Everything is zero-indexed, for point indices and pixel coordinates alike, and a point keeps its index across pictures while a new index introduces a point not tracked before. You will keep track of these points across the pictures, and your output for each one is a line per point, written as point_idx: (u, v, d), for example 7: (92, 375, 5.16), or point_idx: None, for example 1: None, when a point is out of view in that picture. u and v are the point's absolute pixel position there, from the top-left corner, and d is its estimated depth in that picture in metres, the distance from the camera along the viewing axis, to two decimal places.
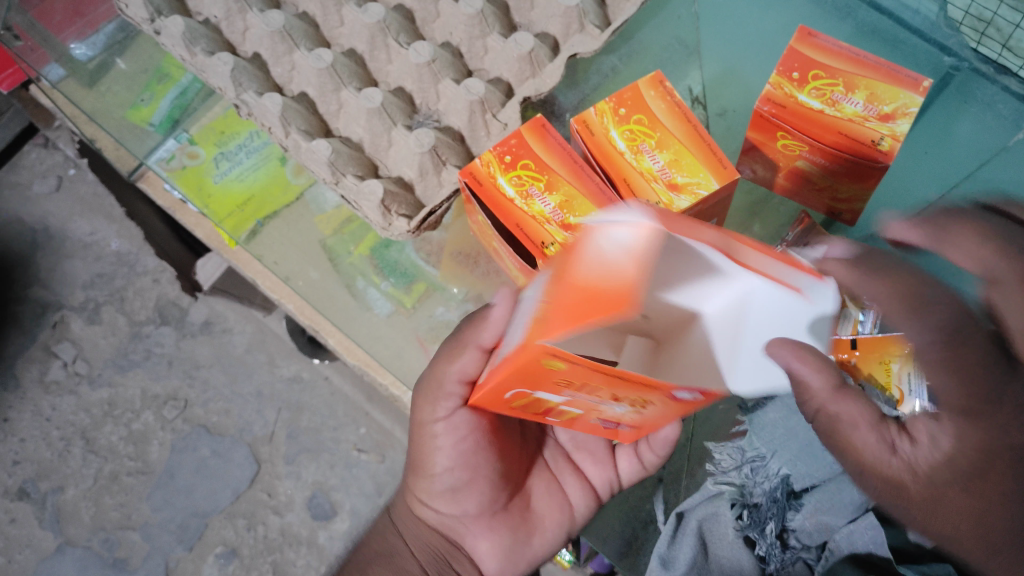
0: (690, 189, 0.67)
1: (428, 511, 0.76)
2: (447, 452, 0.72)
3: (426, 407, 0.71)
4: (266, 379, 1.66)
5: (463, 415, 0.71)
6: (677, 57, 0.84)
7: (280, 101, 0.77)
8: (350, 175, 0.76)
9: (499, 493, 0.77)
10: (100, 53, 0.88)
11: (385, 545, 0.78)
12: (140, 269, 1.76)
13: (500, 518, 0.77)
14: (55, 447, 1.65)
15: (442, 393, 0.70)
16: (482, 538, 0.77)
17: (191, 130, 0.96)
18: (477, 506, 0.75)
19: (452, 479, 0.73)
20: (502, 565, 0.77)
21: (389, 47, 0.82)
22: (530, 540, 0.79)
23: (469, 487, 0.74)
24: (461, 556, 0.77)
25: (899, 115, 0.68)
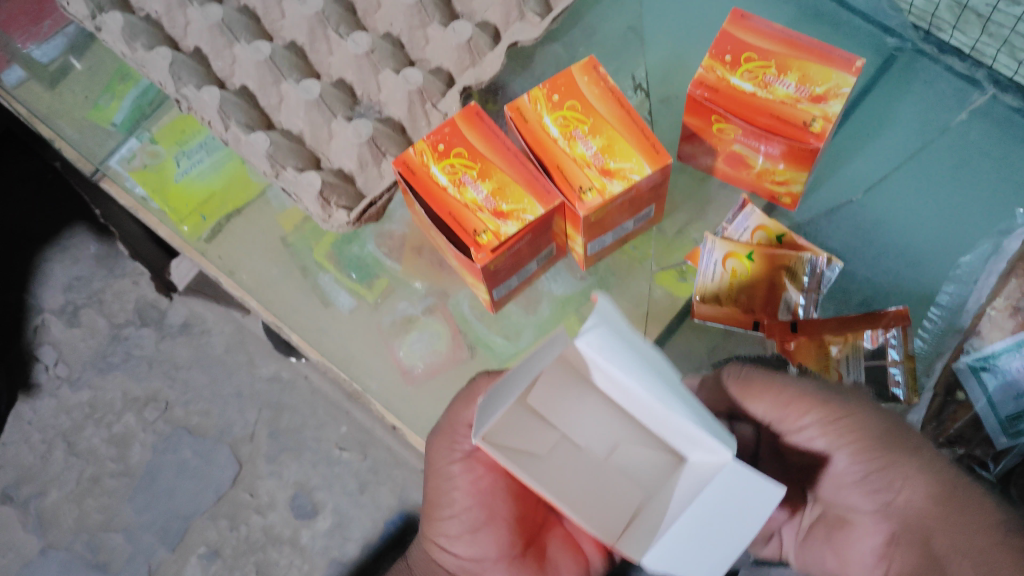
0: (623, 174, 0.68)
1: (448, 558, 0.72)
2: (467, 490, 0.71)
3: (441, 452, 0.72)
4: (245, 380, 1.64)
5: (478, 453, 0.71)
6: (627, 45, 0.83)
7: (218, 94, 0.77)
8: (290, 167, 0.76)
9: (517, 537, 0.70)
10: (59, 55, 0.96)
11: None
12: (119, 272, 1.74)
13: (523, 562, 0.70)
14: (38, 450, 1.65)
15: (455, 436, 0.71)
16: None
17: (152, 130, 0.95)
18: (496, 552, 0.70)
19: (467, 517, 0.71)
20: None
21: (329, 39, 0.81)
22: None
23: (484, 529, 0.70)
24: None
25: (832, 95, 0.67)
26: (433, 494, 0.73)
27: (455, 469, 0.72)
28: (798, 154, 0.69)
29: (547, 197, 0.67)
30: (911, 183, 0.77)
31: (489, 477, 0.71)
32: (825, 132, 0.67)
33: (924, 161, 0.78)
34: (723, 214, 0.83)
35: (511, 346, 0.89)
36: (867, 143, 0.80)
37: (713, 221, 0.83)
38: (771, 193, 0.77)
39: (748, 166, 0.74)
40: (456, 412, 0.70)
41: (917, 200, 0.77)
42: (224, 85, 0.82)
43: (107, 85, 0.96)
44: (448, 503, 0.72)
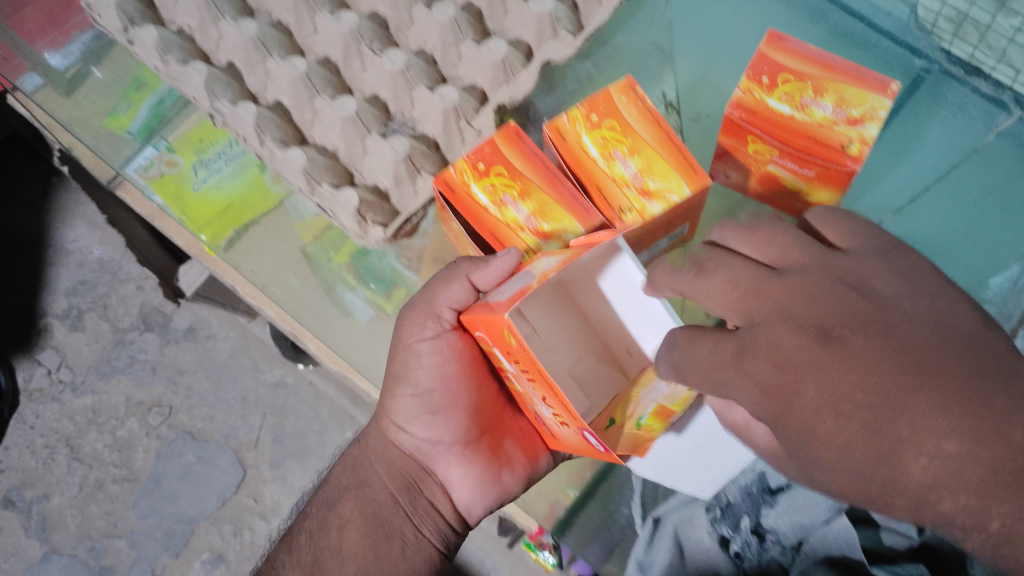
0: (662, 195, 0.69)
1: (405, 438, 0.78)
2: (431, 371, 0.74)
3: (412, 328, 0.73)
4: (250, 385, 1.65)
5: (448, 338, 0.73)
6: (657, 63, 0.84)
7: (254, 111, 0.78)
8: (326, 183, 0.77)
9: (471, 426, 0.77)
10: (75, 62, 0.92)
11: (357, 470, 0.80)
12: (124, 277, 1.74)
13: (474, 450, 0.78)
14: (40, 455, 1.63)
15: (430, 314, 0.72)
16: (453, 466, 0.78)
17: (168, 137, 0.93)
18: (451, 438, 0.77)
19: (429, 402, 0.75)
20: (472, 494, 0.79)
21: (363, 55, 0.82)
22: (501, 475, 0.78)
23: (443, 415, 0.76)
24: (433, 484, 0.80)
25: (868, 118, 0.68)
26: (394, 369, 0.76)
27: (424, 350, 0.73)
28: (836, 175, 0.70)
29: (586, 217, 0.68)
30: (942, 203, 0.79)
31: (452, 364, 0.74)
32: (863, 155, 0.68)
33: (953, 181, 0.79)
34: None
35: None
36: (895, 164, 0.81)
37: None
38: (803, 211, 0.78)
39: (782, 185, 0.75)
40: (438, 292, 0.71)
41: (948, 220, 0.78)
42: (258, 99, 0.82)
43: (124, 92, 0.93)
44: (413, 383, 0.75)
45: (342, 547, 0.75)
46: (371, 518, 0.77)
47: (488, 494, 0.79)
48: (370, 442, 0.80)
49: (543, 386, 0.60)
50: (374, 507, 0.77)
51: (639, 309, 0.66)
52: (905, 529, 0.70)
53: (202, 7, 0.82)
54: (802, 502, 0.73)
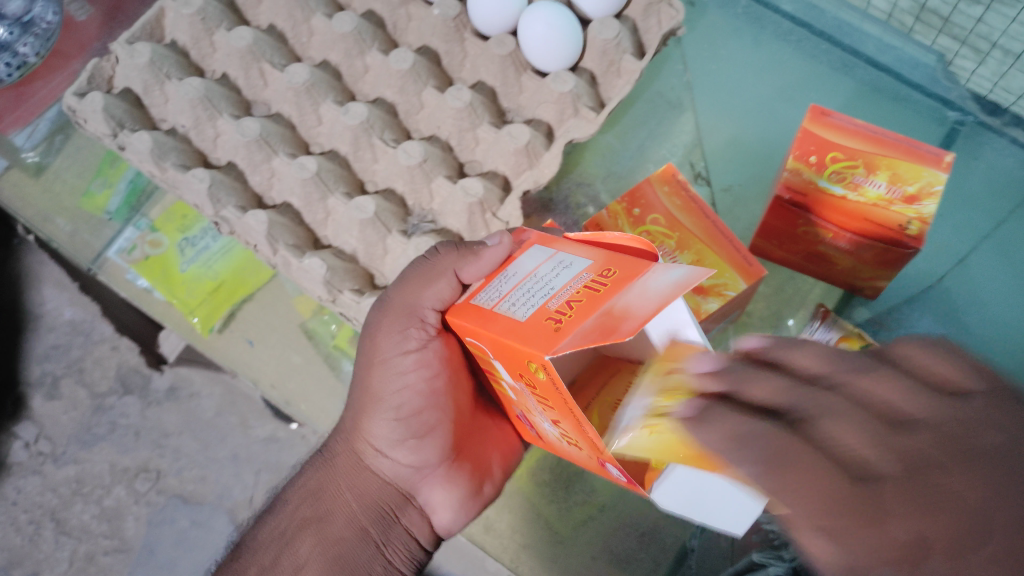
0: (717, 291, 0.64)
1: (384, 463, 0.70)
2: (414, 390, 0.65)
3: (392, 339, 0.64)
4: (240, 441, 1.54)
5: (434, 349, 0.64)
6: (667, 115, 0.82)
7: (264, 218, 0.72)
8: (347, 290, 0.72)
9: (455, 444, 0.69)
10: (41, 141, 0.94)
11: (319, 498, 0.71)
12: (97, 337, 1.65)
13: (458, 467, 0.71)
14: (25, 532, 1.58)
15: (413, 321, 0.63)
16: (437, 487, 0.71)
17: (151, 216, 0.96)
18: (435, 460, 0.69)
19: (416, 424, 0.66)
20: (455, 516, 0.72)
21: (374, 146, 0.77)
22: (483, 488, 0.72)
23: (429, 436, 0.67)
24: (410, 505, 0.72)
25: (925, 195, 0.64)
26: (373, 387, 0.66)
27: (405, 364, 0.64)
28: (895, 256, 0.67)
29: None
30: (991, 264, 0.76)
31: (441, 377, 0.65)
32: (924, 235, 0.64)
33: (1000, 239, 0.76)
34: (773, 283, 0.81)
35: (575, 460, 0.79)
36: (940, 224, 0.78)
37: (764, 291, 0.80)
38: (851, 283, 0.74)
39: (832, 262, 0.72)
40: (419, 293, 0.62)
41: (1002, 282, 0.75)
42: (264, 200, 0.78)
43: (97, 170, 0.95)
44: (395, 405, 0.66)
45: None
46: (334, 559, 0.68)
47: (469, 512, 0.72)
48: (337, 463, 0.71)
49: (566, 420, 0.47)
50: (340, 548, 0.69)
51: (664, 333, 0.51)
52: None
53: (197, 107, 0.76)
54: None
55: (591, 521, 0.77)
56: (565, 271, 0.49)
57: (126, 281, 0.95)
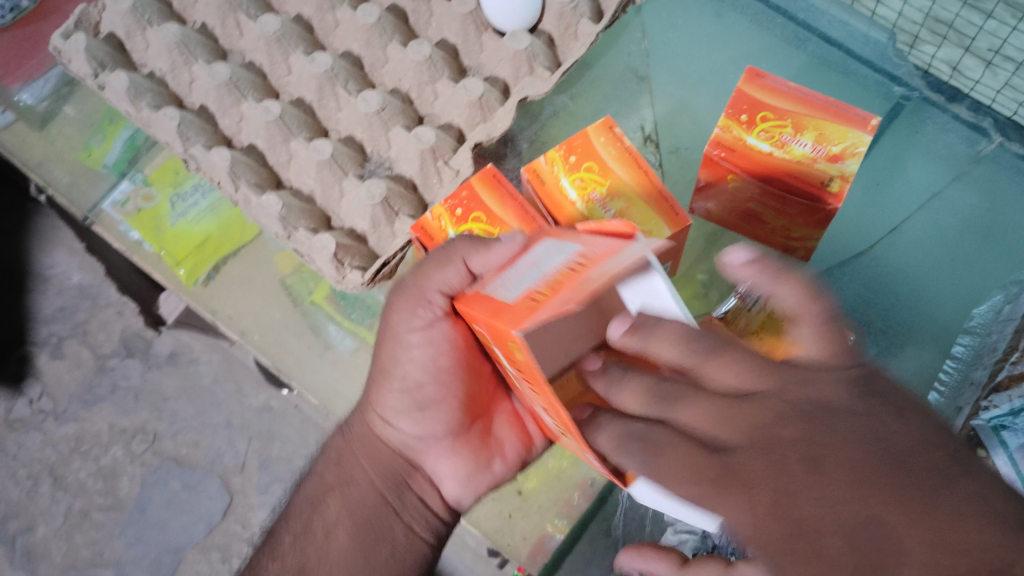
0: (642, 237, 0.67)
1: (391, 433, 0.68)
2: (419, 363, 0.63)
3: (402, 317, 0.62)
4: (234, 409, 1.58)
5: (443, 327, 0.62)
6: (629, 88, 0.85)
7: (228, 155, 0.76)
8: (302, 229, 0.76)
9: (464, 418, 0.68)
10: (44, 99, 1.02)
11: (340, 466, 0.70)
12: (104, 301, 1.68)
13: (465, 440, 0.69)
14: (24, 486, 1.60)
15: (422, 302, 0.61)
16: (443, 459, 0.69)
17: (145, 173, 1.01)
18: (441, 431, 0.68)
19: (422, 397, 0.65)
20: (464, 491, 0.70)
21: (338, 96, 0.81)
22: (493, 464, 0.70)
23: (434, 409, 0.66)
24: (420, 478, 0.70)
25: (848, 155, 0.67)
26: (381, 362, 0.65)
27: (413, 342, 0.62)
28: (820, 212, 0.69)
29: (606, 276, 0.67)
30: (926, 231, 0.78)
31: (447, 356, 0.64)
32: (844, 192, 0.67)
33: (935, 209, 0.79)
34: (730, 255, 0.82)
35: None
36: (878, 191, 0.80)
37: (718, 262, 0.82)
38: (784, 244, 0.77)
39: (764, 221, 0.75)
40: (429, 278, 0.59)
41: (933, 247, 0.77)
42: (232, 142, 0.81)
43: (97, 126, 1.01)
44: (400, 377, 0.64)
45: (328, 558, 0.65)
46: (360, 523, 0.67)
47: (477, 488, 0.70)
48: (351, 438, 0.70)
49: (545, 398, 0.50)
50: (360, 507, 0.67)
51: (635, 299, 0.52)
52: None
53: (173, 51, 0.80)
54: None
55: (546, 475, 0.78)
56: (557, 257, 0.50)
57: (119, 233, 0.98)
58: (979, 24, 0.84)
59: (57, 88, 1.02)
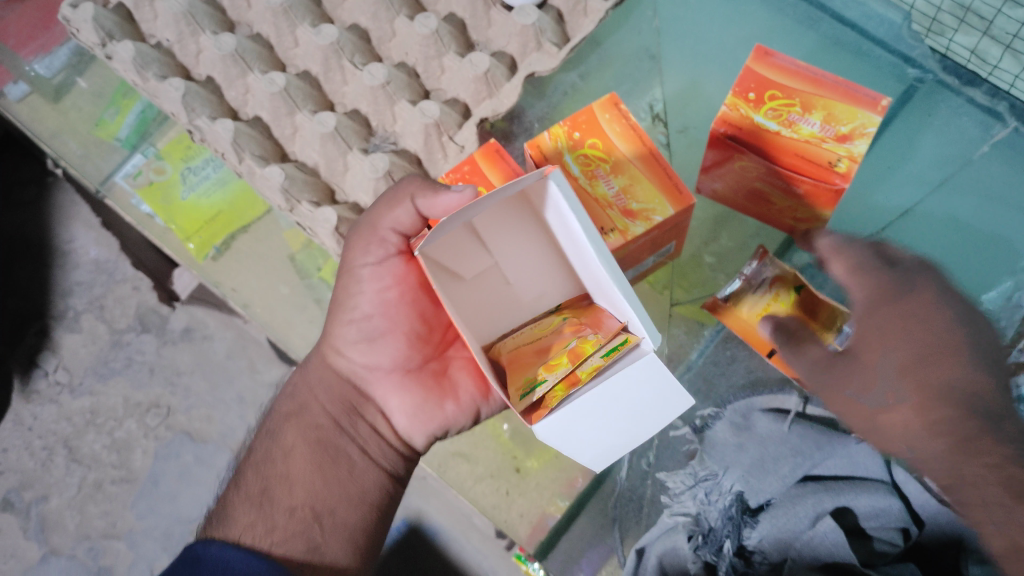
0: (645, 215, 0.66)
1: (341, 362, 0.70)
2: (368, 294, 0.67)
3: (357, 249, 0.67)
4: (246, 385, 1.53)
5: (395, 262, 0.67)
6: (642, 69, 0.83)
7: (232, 126, 0.76)
8: (305, 202, 0.76)
9: (415, 353, 0.70)
10: (58, 72, 1.01)
11: (294, 397, 0.71)
12: (119, 277, 1.64)
13: (415, 377, 0.71)
14: (38, 456, 1.62)
15: (375, 237, 0.66)
16: (392, 395, 0.71)
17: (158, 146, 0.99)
18: (388, 365, 0.70)
19: (369, 327, 0.68)
20: (413, 427, 0.71)
21: (344, 68, 0.80)
22: (444, 405, 0.70)
23: (381, 341, 0.69)
24: (369, 412, 0.71)
25: (857, 135, 0.66)
26: (337, 294, 0.69)
27: (365, 275, 0.67)
28: (826, 192, 0.68)
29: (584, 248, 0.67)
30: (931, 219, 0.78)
31: (394, 291, 0.68)
32: (851, 172, 0.66)
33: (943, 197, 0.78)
34: (737, 237, 0.80)
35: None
36: (887, 175, 0.80)
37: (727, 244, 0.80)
38: (792, 226, 0.77)
39: (771, 201, 0.74)
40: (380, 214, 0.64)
41: (940, 235, 0.77)
42: (238, 114, 0.81)
43: (111, 99, 1.00)
44: (351, 308, 0.68)
45: (288, 476, 0.66)
46: (314, 443, 0.67)
47: (429, 425, 0.71)
48: (303, 368, 0.72)
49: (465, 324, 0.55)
50: (317, 431, 0.68)
51: (577, 248, 0.58)
52: (889, 537, 0.66)
53: (180, 21, 0.80)
54: (787, 521, 0.68)
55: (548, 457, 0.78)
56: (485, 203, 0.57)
57: (129, 206, 0.98)
58: (970, 47, 0.79)
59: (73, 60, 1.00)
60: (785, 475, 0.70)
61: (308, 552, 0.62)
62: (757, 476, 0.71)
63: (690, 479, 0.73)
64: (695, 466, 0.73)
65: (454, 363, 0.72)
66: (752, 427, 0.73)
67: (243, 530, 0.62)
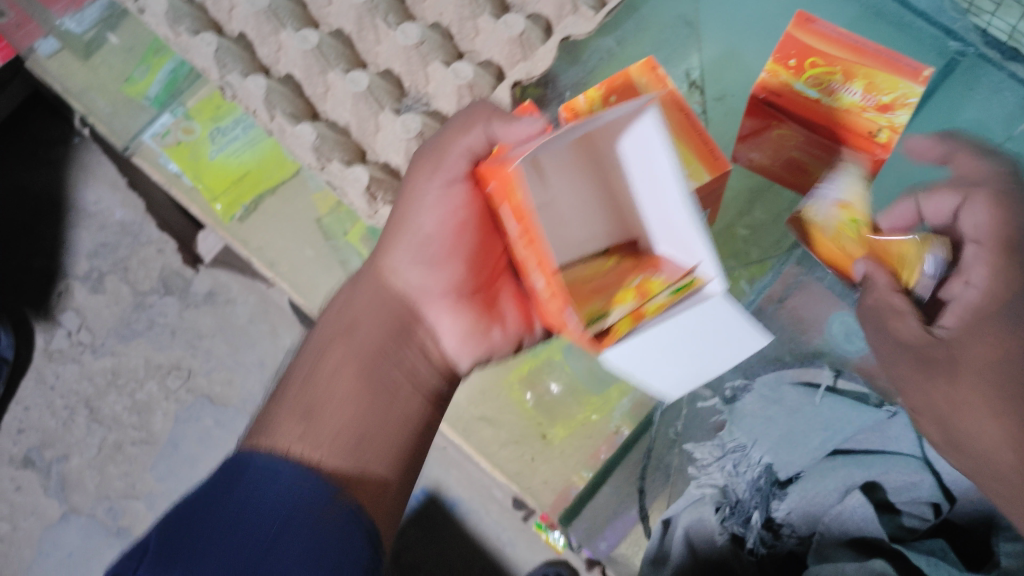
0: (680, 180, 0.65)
1: (396, 281, 0.65)
2: (431, 214, 0.63)
3: (425, 171, 0.62)
4: (269, 349, 1.58)
5: (460, 189, 0.62)
6: (680, 39, 0.82)
7: (264, 84, 0.75)
8: (336, 160, 0.75)
9: (473, 278, 0.65)
10: (90, 28, 0.99)
11: (342, 316, 0.65)
12: (144, 239, 1.68)
13: (470, 302, 0.66)
14: (59, 416, 1.61)
15: (443, 162, 0.61)
16: (444, 316, 0.66)
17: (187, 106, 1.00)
18: (444, 289, 0.65)
19: (430, 247, 0.64)
20: (461, 350, 0.67)
21: (377, 28, 0.79)
22: (492, 332, 0.66)
23: (440, 262, 0.64)
24: (420, 332, 0.66)
25: (898, 105, 0.64)
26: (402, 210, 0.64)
27: (432, 200, 0.62)
28: (863, 163, 0.68)
29: None
30: None
31: (464, 215, 0.63)
32: (891, 143, 0.66)
33: None
34: (772, 211, 0.78)
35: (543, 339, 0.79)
36: None
37: (761, 217, 0.78)
38: None
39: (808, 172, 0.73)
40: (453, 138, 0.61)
41: None
42: (270, 72, 0.81)
43: (142, 57, 1.00)
44: (413, 227, 0.64)
45: (334, 395, 0.59)
46: (363, 360, 0.62)
47: (476, 352, 0.67)
48: (355, 284, 0.66)
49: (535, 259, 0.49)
50: (363, 350, 0.62)
51: (654, 191, 0.53)
52: (920, 511, 0.66)
53: None
54: (815, 493, 0.67)
55: (578, 427, 0.77)
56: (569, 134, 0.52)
57: (156, 164, 0.98)
58: None
59: (106, 16, 0.99)
60: (814, 449, 0.69)
61: (357, 468, 0.56)
62: (786, 449, 0.69)
63: (719, 449, 0.72)
64: (723, 437, 0.72)
65: (509, 297, 0.68)
66: (782, 399, 0.71)
67: (291, 443, 0.56)
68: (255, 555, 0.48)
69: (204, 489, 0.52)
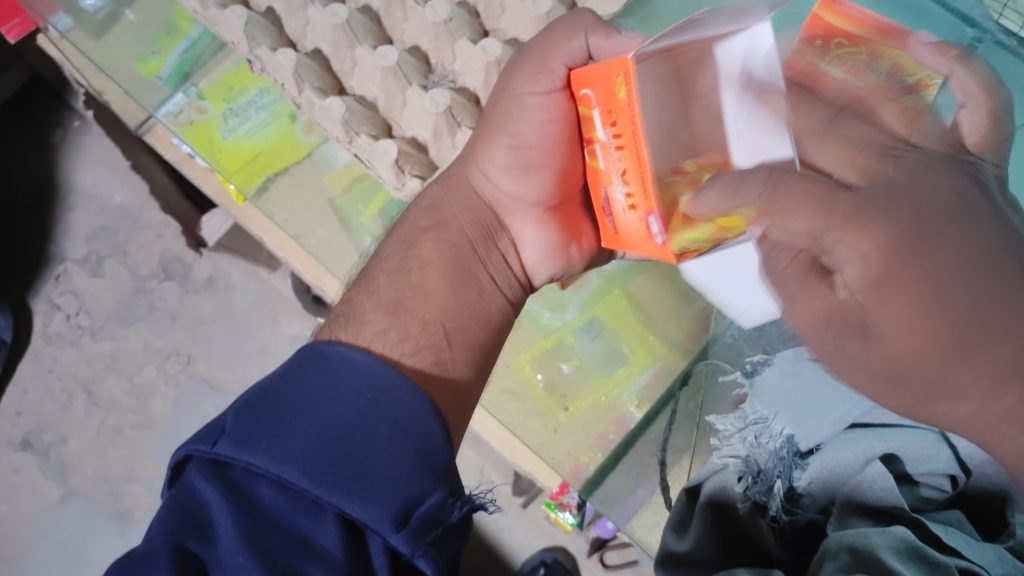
0: None
1: (488, 186, 0.70)
2: (534, 122, 0.65)
3: (523, 78, 0.64)
4: (269, 337, 1.59)
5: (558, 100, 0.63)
6: None
7: (294, 57, 0.76)
8: (364, 134, 0.76)
9: (557, 192, 0.69)
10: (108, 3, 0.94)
11: (435, 211, 0.70)
12: (144, 224, 1.67)
13: (555, 215, 0.71)
14: (58, 399, 1.60)
15: (545, 66, 0.63)
16: (529, 227, 0.71)
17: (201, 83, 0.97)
18: (535, 198, 0.70)
19: (523, 156, 0.67)
20: (541, 260, 0.72)
21: (405, 4, 0.80)
22: (571, 249, 0.72)
23: (534, 171, 0.68)
24: (505, 241, 0.71)
25: None
26: (496, 115, 0.67)
27: (531, 105, 0.64)
28: None
29: None
30: None
31: (557, 125, 0.65)
32: None
33: None
34: None
35: (556, 321, 0.83)
36: None
37: None
38: None
39: None
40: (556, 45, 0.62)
41: None
42: (296, 47, 0.82)
43: (154, 37, 0.95)
44: (511, 133, 0.66)
45: (424, 289, 0.64)
46: (451, 259, 0.66)
47: (554, 265, 0.73)
48: (445, 184, 0.71)
49: (629, 159, 0.52)
50: (454, 251, 0.67)
51: (747, 97, 0.52)
52: (938, 482, 0.66)
53: None
54: (837, 464, 0.69)
55: (601, 403, 0.81)
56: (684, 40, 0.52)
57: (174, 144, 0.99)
58: None
59: None
60: (834, 420, 0.70)
61: (436, 366, 0.60)
62: (808, 421, 0.71)
63: (741, 421, 0.73)
64: (744, 410, 0.73)
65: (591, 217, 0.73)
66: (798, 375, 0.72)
67: (372, 340, 0.59)
68: (343, 425, 0.51)
69: (285, 370, 0.55)
